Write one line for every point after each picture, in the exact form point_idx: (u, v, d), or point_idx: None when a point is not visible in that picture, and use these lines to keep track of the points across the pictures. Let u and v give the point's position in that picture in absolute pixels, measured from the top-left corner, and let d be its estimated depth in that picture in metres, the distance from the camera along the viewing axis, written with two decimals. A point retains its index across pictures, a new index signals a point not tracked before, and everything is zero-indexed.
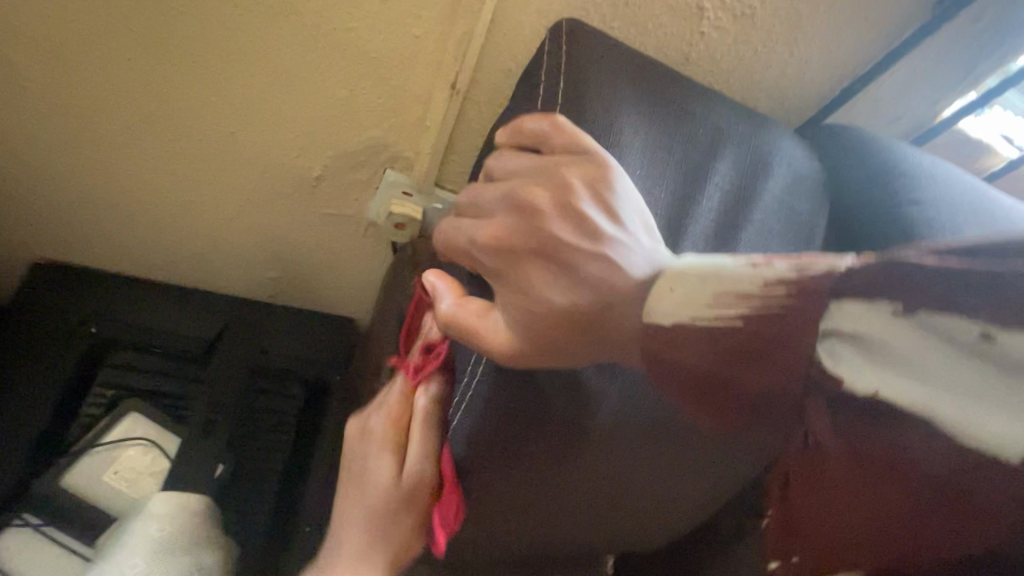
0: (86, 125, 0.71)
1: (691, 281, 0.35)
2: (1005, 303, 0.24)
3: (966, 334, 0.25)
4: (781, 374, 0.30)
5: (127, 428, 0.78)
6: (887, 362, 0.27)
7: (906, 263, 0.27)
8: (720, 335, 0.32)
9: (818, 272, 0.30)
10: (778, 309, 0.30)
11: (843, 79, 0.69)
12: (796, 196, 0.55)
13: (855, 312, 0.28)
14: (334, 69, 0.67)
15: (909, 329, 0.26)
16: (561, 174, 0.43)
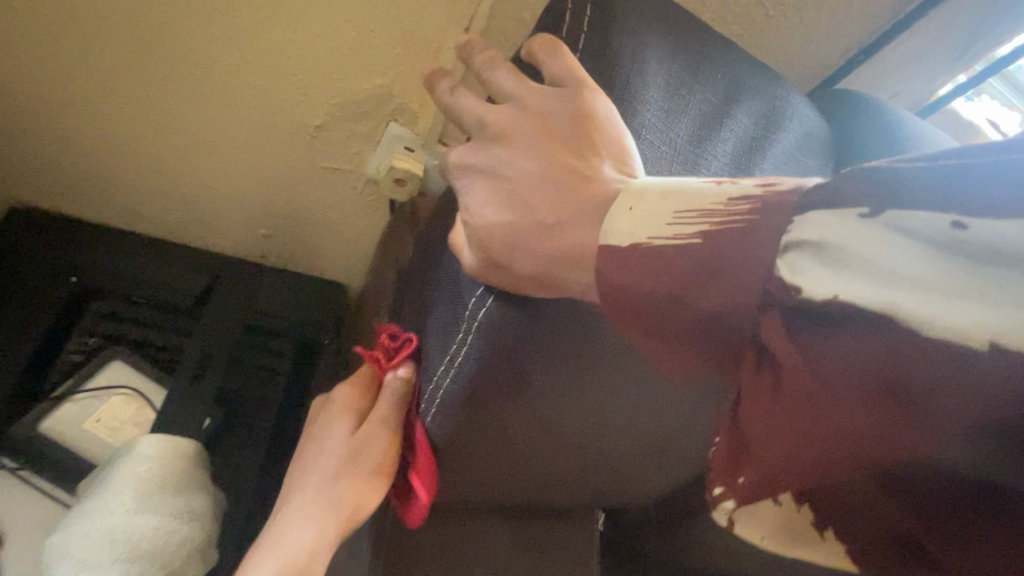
0: (62, 47, 0.66)
1: (653, 198, 0.34)
2: (982, 191, 0.23)
3: (934, 226, 0.23)
4: (743, 289, 0.29)
5: (111, 377, 0.76)
6: (848, 266, 0.25)
7: (877, 167, 0.26)
8: (683, 252, 0.31)
9: (785, 190, 0.29)
10: (748, 225, 0.29)
11: (852, 47, 0.68)
12: (804, 154, 0.54)
13: (817, 220, 0.27)
14: (342, 7, 0.65)
15: (876, 229, 0.25)
16: (548, 95, 0.41)
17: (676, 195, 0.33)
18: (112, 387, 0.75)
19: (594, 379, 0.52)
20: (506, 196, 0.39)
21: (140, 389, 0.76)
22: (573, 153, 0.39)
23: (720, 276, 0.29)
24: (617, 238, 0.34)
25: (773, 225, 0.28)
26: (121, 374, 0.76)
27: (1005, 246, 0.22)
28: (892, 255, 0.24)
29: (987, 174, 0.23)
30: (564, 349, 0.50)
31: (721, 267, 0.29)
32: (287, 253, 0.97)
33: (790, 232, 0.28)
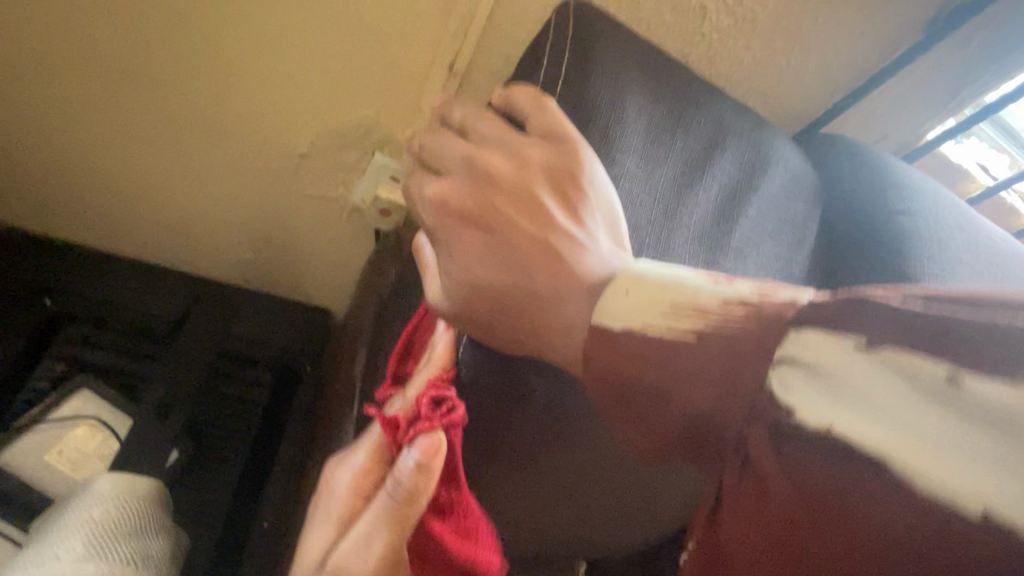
0: (38, 67, 0.65)
1: (653, 286, 0.32)
2: (977, 346, 0.22)
3: (930, 377, 0.22)
4: (736, 393, 0.27)
5: (76, 408, 0.73)
6: (842, 397, 0.24)
7: (877, 300, 0.25)
8: (674, 347, 0.29)
9: (779, 302, 0.28)
10: (739, 330, 0.27)
11: (840, 92, 0.68)
12: (791, 199, 0.52)
13: (814, 340, 0.25)
14: (326, 39, 0.64)
15: (874, 364, 0.24)
16: (533, 144, 0.39)
17: (673, 288, 0.31)
18: (79, 418, 0.72)
19: (563, 437, 0.49)
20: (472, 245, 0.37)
21: (108, 420, 0.74)
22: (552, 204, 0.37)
23: (717, 378, 0.27)
24: (614, 317, 0.32)
25: (767, 333, 0.27)
26: (88, 405, 0.73)
27: (1004, 409, 0.21)
28: (890, 396, 0.23)
29: (981, 329, 0.22)
30: (538, 404, 0.48)
31: (716, 367, 0.27)
32: (271, 279, 0.95)
33: (788, 347, 0.26)
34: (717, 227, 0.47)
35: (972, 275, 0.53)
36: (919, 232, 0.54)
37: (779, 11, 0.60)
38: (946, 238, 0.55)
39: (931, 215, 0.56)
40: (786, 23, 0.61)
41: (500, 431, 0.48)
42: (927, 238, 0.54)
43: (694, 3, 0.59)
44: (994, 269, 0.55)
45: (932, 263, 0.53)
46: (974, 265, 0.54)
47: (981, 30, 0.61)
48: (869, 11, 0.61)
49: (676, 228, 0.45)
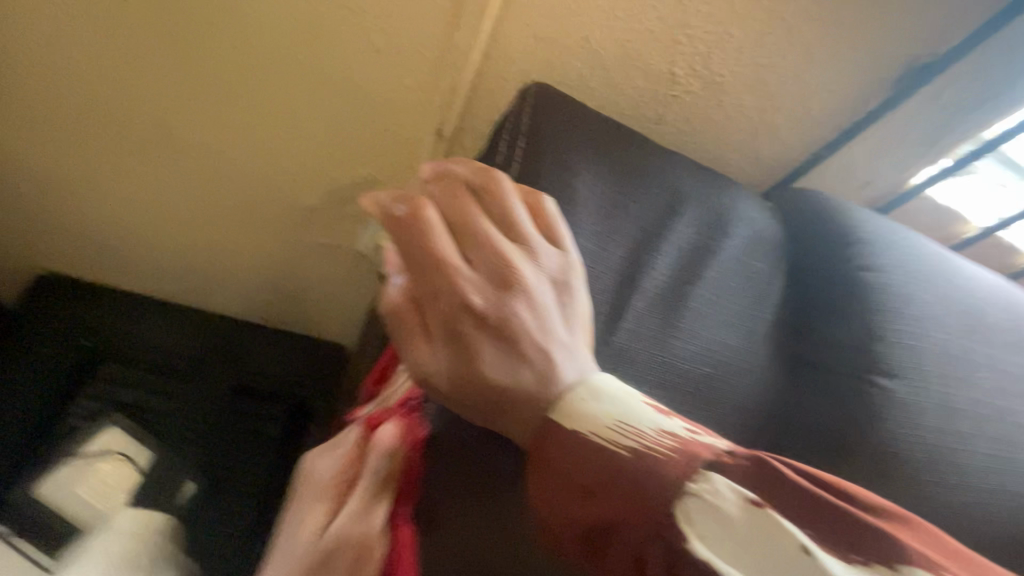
0: (82, 139, 0.74)
1: (605, 401, 0.38)
2: (834, 534, 0.31)
3: (792, 545, 0.31)
4: (651, 516, 0.33)
5: (105, 443, 0.81)
6: (727, 536, 0.32)
7: (779, 471, 0.34)
8: (609, 458, 0.36)
9: (702, 441, 0.36)
10: (665, 459, 0.35)
11: (815, 142, 0.69)
12: (754, 258, 0.55)
13: (720, 485, 0.33)
14: (329, 111, 0.70)
15: (760, 519, 0.32)
16: (485, 246, 0.41)
17: (621, 407, 0.38)
18: (106, 453, 0.80)
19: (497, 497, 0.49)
20: (406, 329, 0.40)
21: (132, 455, 0.81)
22: (480, 305, 0.39)
23: (631, 497, 0.34)
24: (565, 418, 0.38)
25: (687, 466, 0.34)
26: (115, 440, 0.81)
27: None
28: (761, 546, 0.31)
29: (844, 526, 0.31)
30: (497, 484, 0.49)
31: (642, 494, 0.34)
32: (286, 318, 1.02)
33: (698, 480, 0.33)
34: (675, 289, 0.50)
35: (943, 331, 0.55)
36: (886, 288, 0.55)
37: (746, 73, 0.63)
38: (915, 292, 0.56)
39: (901, 269, 0.57)
40: (753, 85, 0.64)
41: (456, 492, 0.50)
42: (894, 294, 0.54)
43: (662, 70, 0.63)
44: (961, 325, 0.56)
45: (899, 317, 0.54)
46: (944, 320, 0.55)
47: (952, 83, 0.61)
48: (835, 71, 0.63)
49: (634, 291, 0.49)
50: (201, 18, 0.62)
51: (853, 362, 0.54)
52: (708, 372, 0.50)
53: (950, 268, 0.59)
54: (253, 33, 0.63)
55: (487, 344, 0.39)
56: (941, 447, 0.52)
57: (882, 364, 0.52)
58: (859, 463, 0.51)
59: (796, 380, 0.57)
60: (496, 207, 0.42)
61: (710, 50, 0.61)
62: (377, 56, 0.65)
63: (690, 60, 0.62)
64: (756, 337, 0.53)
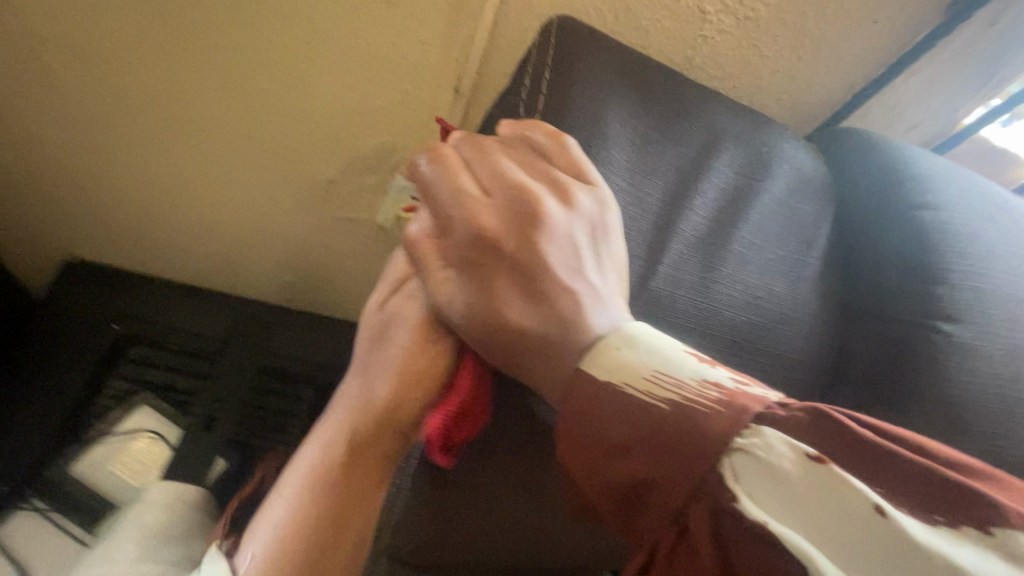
0: (96, 120, 0.73)
1: (641, 350, 0.34)
2: (911, 493, 0.27)
3: (861, 505, 0.26)
4: (692, 471, 0.30)
5: (137, 421, 0.82)
6: (783, 497, 0.28)
7: (833, 420, 0.29)
8: (644, 415, 0.32)
9: (750, 393, 0.32)
10: (710, 413, 0.31)
11: (860, 81, 0.65)
12: (799, 201, 0.51)
13: (768, 438, 0.29)
14: (341, 73, 0.68)
15: (820, 475, 0.27)
16: (502, 177, 0.38)
17: (658, 355, 0.34)
18: (138, 430, 0.82)
19: (492, 469, 0.48)
20: (427, 259, 0.39)
21: (162, 431, 0.82)
22: (503, 237, 0.37)
23: (672, 450, 0.30)
24: (600, 370, 0.35)
25: (736, 419, 0.30)
26: (148, 421, 0.83)
27: (916, 539, 0.25)
28: (822, 504, 0.27)
29: (925, 480, 0.27)
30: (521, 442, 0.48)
31: (685, 444, 0.30)
32: (309, 297, 1.01)
33: (746, 434, 0.29)
34: (716, 233, 0.47)
35: (1009, 273, 0.50)
36: (946, 226, 0.50)
37: (782, 6, 0.58)
38: (978, 231, 0.51)
39: (961, 207, 0.52)
40: (791, 20, 0.59)
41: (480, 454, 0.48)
42: (955, 233, 0.50)
43: (691, 7, 0.58)
44: None
45: (962, 258, 0.49)
46: (1010, 260, 0.51)
47: (1009, 8, 0.57)
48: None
49: (672, 235, 0.46)
50: None
51: (913, 310, 0.50)
52: (755, 320, 0.47)
53: (1013, 206, 0.55)
54: None
55: (514, 288, 0.36)
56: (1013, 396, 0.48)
57: (947, 309, 0.48)
58: (924, 417, 0.47)
59: (848, 332, 0.53)
60: (524, 153, 0.40)
61: None
62: (389, 11, 0.62)
63: None
64: (804, 283, 0.50)
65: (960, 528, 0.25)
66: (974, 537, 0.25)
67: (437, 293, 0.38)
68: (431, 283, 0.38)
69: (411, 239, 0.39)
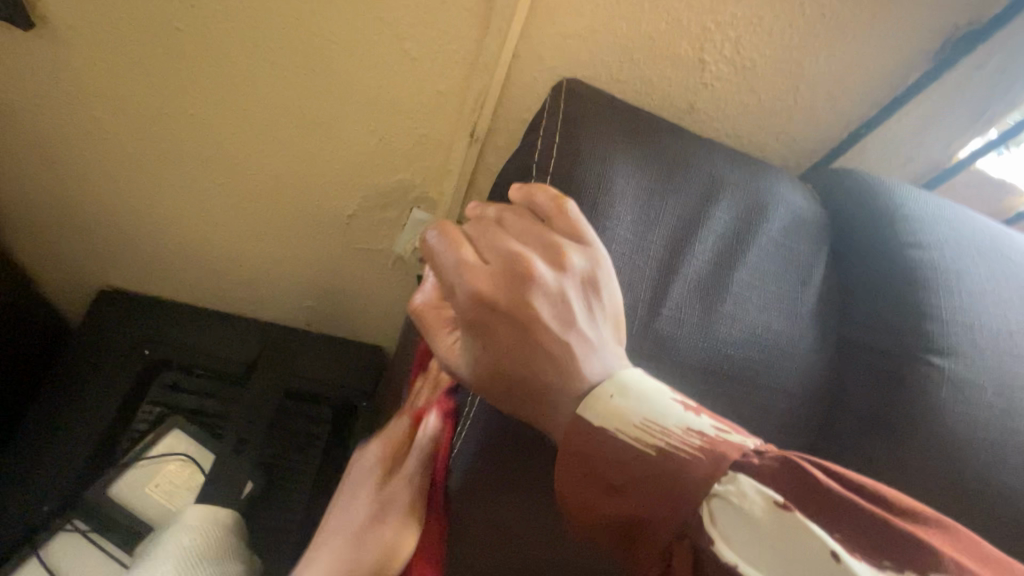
0: (137, 160, 0.79)
1: (630, 398, 0.37)
2: (867, 538, 0.31)
3: (820, 549, 0.30)
4: (677, 514, 0.34)
5: (171, 445, 0.85)
6: (754, 540, 0.32)
7: (804, 471, 0.33)
8: (639, 458, 0.35)
9: (730, 441, 0.35)
10: (693, 459, 0.34)
11: (855, 121, 0.68)
12: (794, 241, 0.54)
13: (744, 486, 0.33)
14: (364, 118, 0.73)
15: (785, 521, 0.32)
16: (500, 246, 0.40)
17: (647, 403, 0.37)
18: (172, 454, 0.84)
19: (507, 497, 0.51)
20: (434, 324, 0.42)
21: (195, 455, 0.85)
22: (500, 301, 0.38)
23: (658, 495, 0.34)
24: (595, 416, 0.37)
25: (715, 465, 0.34)
26: (178, 443, 0.85)
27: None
28: (786, 547, 0.31)
29: (879, 529, 0.31)
30: (530, 472, 0.51)
31: (670, 489, 0.34)
32: (331, 323, 1.05)
33: (724, 481, 0.33)
34: (716, 275, 0.50)
35: (998, 307, 0.53)
36: (935, 263, 0.53)
37: (778, 54, 0.62)
38: (967, 267, 0.54)
39: (950, 244, 0.55)
40: (785, 66, 0.63)
41: (493, 483, 0.51)
42: (945, 270, 0.53)
43: (692, 58, 0.63)
44: (1017, 299, 0.54)
45: (951, 294, 0.52)
46: (999, 294, 0.54)
47: (998, 49, 0.60)
48: (873, 45, 0.62)
49: (675, 278, 0.49)
50: (247, 37, 0.65)
51: (905, 344, 0.52)
52: (754, 356, 0.50)
53: (1002, 241, 0.57)
54: (293, 48, 0.66)
55: (514, 341, 0.38)
56: (1007, 426, 0.50)
57: (936, 343, 0.51)
58: (912, 446, 0.50)
59: (844, 363, 0.56)
60: (525, 216, 0.42)
61: (740, 35, 0.60)
62: (411, 62, 0.67)
63: (719, 45, 0.61)
64: (801, 320, 0.53)
65: (906, 573, 0.29)
66: None
67: (446, 357, 0.41)
68: (437, 348, 0.42)
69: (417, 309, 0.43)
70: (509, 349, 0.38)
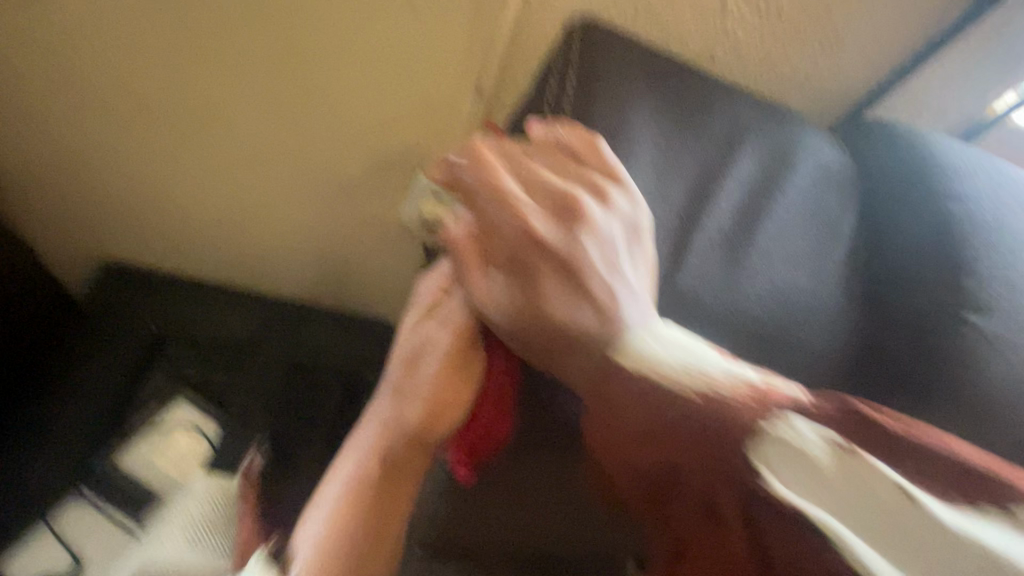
0: (131, 127, 0.76)
1: (676, 347, 0.36)
2: (925, 471, 0.31)
3: (889, 489, 0.30)
4: (728, 462, 0.33)
5: (176, 416, 0.85)
6: (815, 483, 0.31)
7: (857, 415, 0.33)
8: (684, 410, 0.34)
9: (778, 391, 0.34)
10: (741, 406, 0.33)
11: (886, 70, 0.64)
12: (823, 194, 0.51)
13: (801, 429, 0.32)
14: (365, 76, 0.69)
15: (851, 463, 0.31)
16: (545, 183, 0.39)
17: (694, 352, 0.36)
18: (177, 425, 0.85)
19: (520, 464, 0.50)
20: (465, 261, 0.39)
21: (200, 425, 0.85)
22: (546, 235, 0.38)
23: (708, 446, 0.33)
24: (637, 364, 0.36)
25: (763, 409, 0.33)
26: (186, 416, 0.85)
27: (937, 518, 0.29)
28: (851, 489, 0.30)
29: (935, 469, 0.31)
30: (544, 437, 0.49)
31: (720, 438, 0.33)
32: (336, 295, 1.04)
33: (778, 425, 0.32)
34: (740, 229, 0.48)
35: None
36: (973, 216, 0.50)
37: None
38: (1008, 220, 0.51)
39: (989, 197, 0.52)
40: (817, 8, 0.59)
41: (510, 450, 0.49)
42: (984, 224, 0.50)
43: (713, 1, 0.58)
44: None
45: (991, 248, 0.49)
46: None
47: None
48: None
49: (697, 232, 0.46)
50: None
51: (939, 301, 0.50)
52: (780, 315, 0.47)
53: None
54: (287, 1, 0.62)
55: (555, 283, 0.37)
56: None
57: (973, 300, 0.48)
58: (950, 408, 0.47)
59: (874, 322, 0.53)
60: (557, 152, 0.40)
61: None
62: (413, 14, 0.63)
63: None
64: (829, 277, 0.50)
65: (984, 510, 0.29)
66: (984, 516, 0.29)
67: (480, 299, 0.38)
68: (470, 288, 0.39)
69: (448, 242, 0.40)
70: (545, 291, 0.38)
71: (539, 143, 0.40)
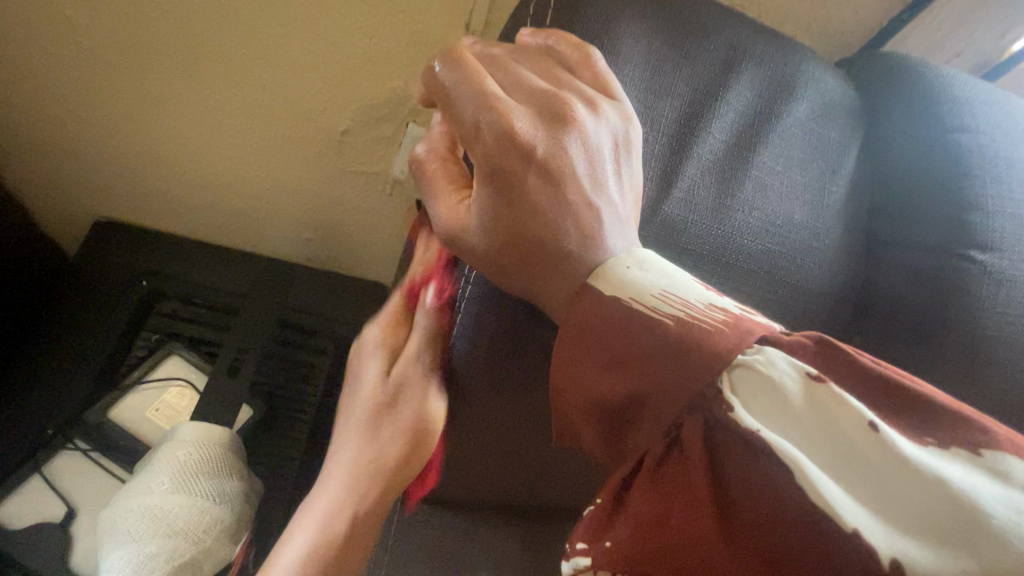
0: (107, 73, 0.73)
1: (652, 268, 0.33)
2: (906, 415, 0.28)
3: (858, 419, 0.27)
4: (685, 386, 0.30)
5: (170, 370, 0.84)
6: (774, 413, 0.28)
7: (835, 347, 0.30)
8: (650, 328, 0.31)
9: (758, 319, 0.31)
10: (718, 328, 0.30)
11: (896, 5, 0.60)
12: (823, 126, 0.49)
13: (770, 356, 0.29)
14: (349, 14, 0.66)
15: (821, 394, 0.28)
16: (527, 86, 0.36)
17: (668, 277, 0.33)
18: (172, 379, 0.84)
19: (504, 401, 0.50)
20: (437, 179, 0.38)
21: (192, 380, 0.84)
22: (526, 134, 0.34)
23: (670, 368, 0.30)
24: (606, 285, 0.33)
25: (740, 339, 0.30)
26: (177, 368, 0.85)
27: (907, 454, 0.25)
28: (815, 421, 0.27)
29: (910, 407, 0.28)
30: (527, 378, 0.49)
31: (684, 357, 0.30)
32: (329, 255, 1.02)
33: (750, 352, 0.29)
34: (734, 157, 0.45)
35: None
36: (983, 148, 0.47)
37: None
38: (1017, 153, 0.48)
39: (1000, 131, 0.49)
40: None
41: (495, 387, 0.49)
42: (993, 156, 0.47)
43: None
44: None
45: (999, 181, 0.47)
46: None
47: None
48: None
49: (688, 158, 0.44)
50: None
51: (942, 238, 0.47)
52: (772, 248, 0.45)
53: None
54: None
55: (537, 186, 0.34)
56: None
57: (980, 236, 0.46)
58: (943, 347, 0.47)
59: (874, 262, 0.51)
60: (546, 61, 0.38)
61: None
62: None
63: None
64: (826, 212, 0.48)
65: (951, 448, 0.26)
66: (963, 457, 0.26)
67: (451, 221, 0.36)
68: (438, 207, 0.37)
69: (419, 160, 0.39)
70: (519, 203, 0.34)
71: (524, 55, 0.39)
